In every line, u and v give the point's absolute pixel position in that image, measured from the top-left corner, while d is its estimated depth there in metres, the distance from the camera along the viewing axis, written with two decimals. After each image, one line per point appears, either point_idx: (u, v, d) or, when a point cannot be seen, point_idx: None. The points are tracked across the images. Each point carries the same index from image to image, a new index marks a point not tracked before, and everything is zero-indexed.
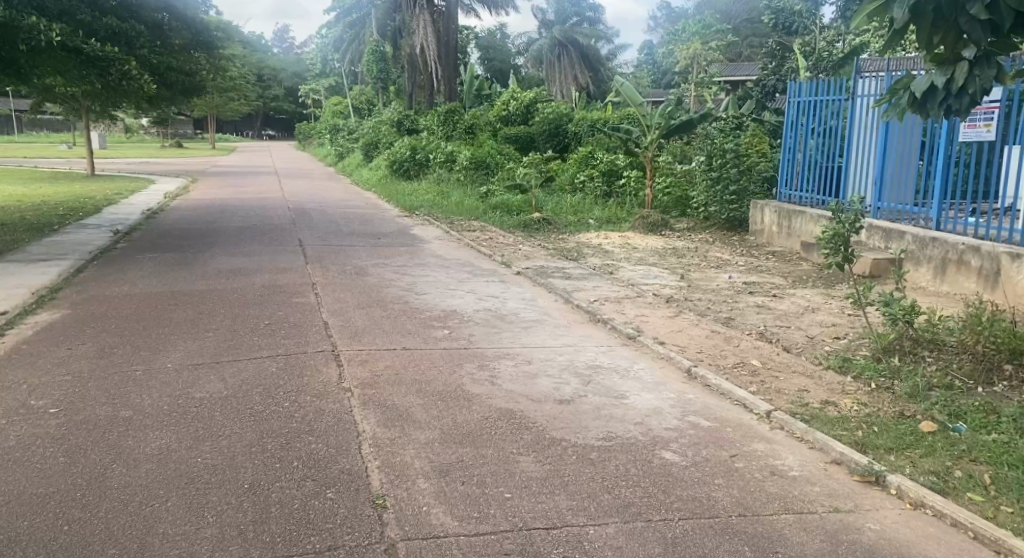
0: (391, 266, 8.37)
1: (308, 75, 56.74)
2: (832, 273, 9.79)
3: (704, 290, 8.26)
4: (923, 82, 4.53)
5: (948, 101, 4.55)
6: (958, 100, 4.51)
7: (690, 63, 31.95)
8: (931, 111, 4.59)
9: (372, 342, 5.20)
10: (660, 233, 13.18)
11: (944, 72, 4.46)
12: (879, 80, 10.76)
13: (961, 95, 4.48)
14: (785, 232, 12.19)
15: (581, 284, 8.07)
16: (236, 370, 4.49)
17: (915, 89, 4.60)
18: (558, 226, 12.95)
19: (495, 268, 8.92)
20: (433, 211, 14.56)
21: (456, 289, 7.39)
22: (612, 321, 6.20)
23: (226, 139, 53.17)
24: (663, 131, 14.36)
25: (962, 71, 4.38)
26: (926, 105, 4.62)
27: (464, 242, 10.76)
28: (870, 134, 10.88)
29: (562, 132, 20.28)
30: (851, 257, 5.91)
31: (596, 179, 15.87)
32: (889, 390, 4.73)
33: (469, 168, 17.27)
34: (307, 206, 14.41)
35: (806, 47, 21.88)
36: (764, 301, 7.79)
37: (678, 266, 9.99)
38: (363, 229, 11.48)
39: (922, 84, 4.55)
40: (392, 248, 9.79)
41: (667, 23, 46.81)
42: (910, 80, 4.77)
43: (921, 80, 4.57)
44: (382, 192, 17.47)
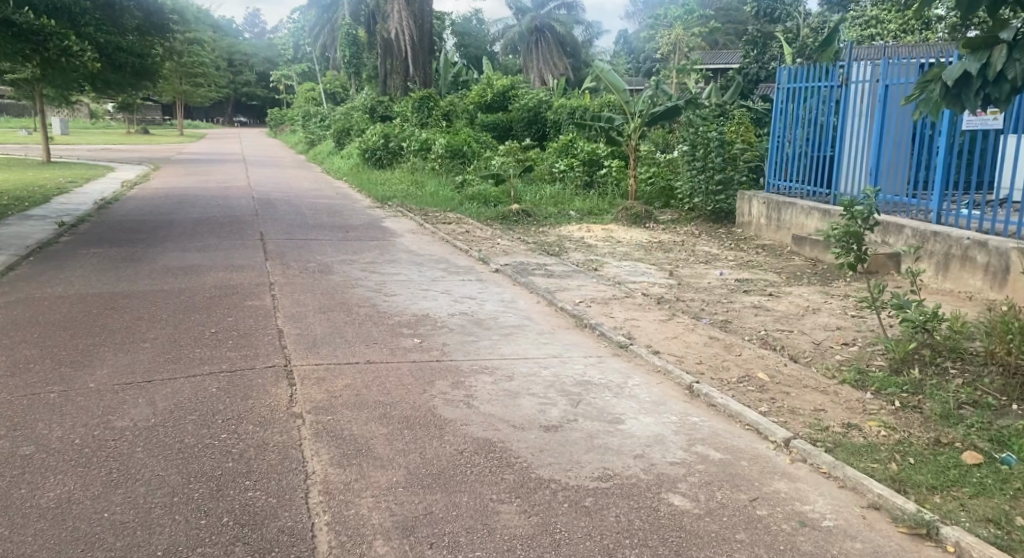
0: (359, 264, 7.75)
1: (280, 61, 55.62)
2: (827, 269, 9.28)
3: (696, 288, 7.70)
4: (957, 69, 4.09)
5: (986, 91, 4.12)
6: (997, 88, 4.08)
7: (671, 50, 31.41)
8: (968, 102, 4.14)
9: (332, 354, 4.57)
10: (644, 225, 12.64)
11: (979, 58, 4.04)
12: (871, 66, 10.20)
13: (1001, 82, 4.05)
14: (774, 225, 11.66)
15: (564, 283, 7.49)
16: (169, 391, 3.86)
17: (946, 77, 4.15)
18: (538, 218, 12.38)
19: (472, 265, 8.32)
20: (406, 201, 13.95)
21: (429, 290, 6.78)
22: (600, 327, 5.62)
23: (196, 126, 52.00)
24: (646, 119, 13.78)
25: (1001, 54, 3.99)
26: (961, 97, 4.17)
27: (439, 236, 10.15)
28: (864, 122, 10.34)
29: (541, 120, 19.68)
30: (863, 257, 5.39)
31: (576, 169, 15.29)
32: (916, 410, 4.18)
33: (445, 157, 16.62)
34: (275, 196, 13.70)
35: (790, 35, 21.39)
36: (760, 301, 7.25)
37: (665, 262, 9.45)
38: (331, 221, 10.82)
39: (955, 72, 4.11)
40: (361, 243, 9.16)
41: (646, 11, 46.24)
42: (938, 70, 4.33)
43: (953, 67, 4.13)
44: (354, 182, 16.77)
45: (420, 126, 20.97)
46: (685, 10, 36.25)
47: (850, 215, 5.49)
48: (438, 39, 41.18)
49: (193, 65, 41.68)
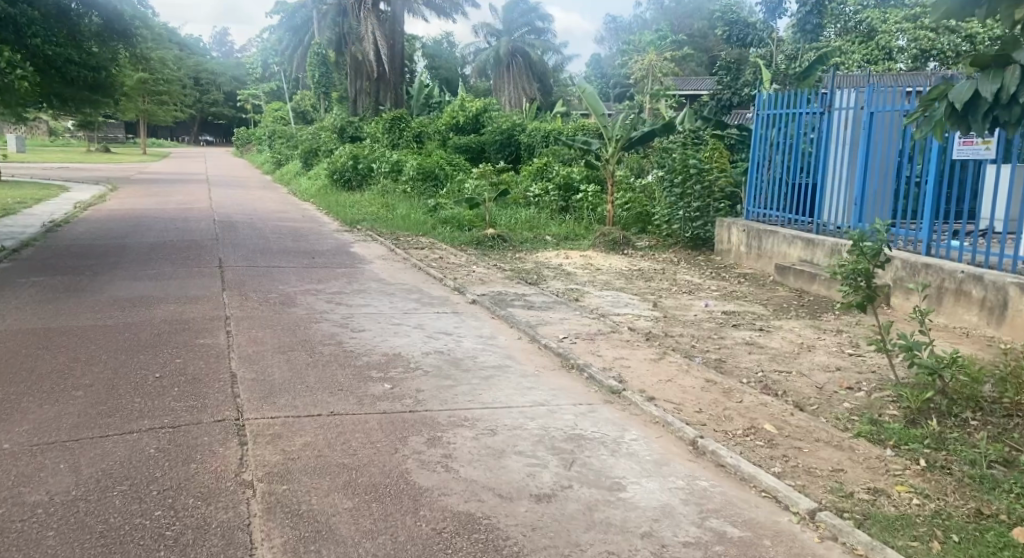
0: (325, 294, 7.22)
1: (248, 79, 54.93)
2: (816, 302, 8.91)
3: (680, 322, 7.24)
4: (966, 90, 3.87)
5: (995, 112, 3.90)
6: (1007, 111, 3.86)
7: (644, 75, 31.40)
8: (974, 124, 3.93)
9: (291, 404, 4.06)
10: (622, 252, 12.24)
11: (990, 78, 3.81)
12: (856, 92, 9.94)
13: (1012, 104, 3.83)
14: (755, 253, 11.28)
15: (545, 316, 7.02)
16: (97, 452, 3.32)
17: (953, 97, 3.93)
18: (514, 243, 11.94)
19: (446, 295, 7.83)
20: (376, 225, 13.44)
21: (400, 324, 6.27)
22: (588, 369, 5.15)
23: (160, 144, 51.02)
24: (624, 144, 13.33)
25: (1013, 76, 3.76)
26: (969, 117, 3.95)
27: (410, 263, 9.64)
28: (848, 149, 10.07)
29: (514, 142, 19.31)
30: (873, 296, 4.98)
31: (551, 193, 14.89)
32: (945, 470, 3.77)
33: (417, 180, 16.17)
34: (239, 219, 13.14)
35: (764, 60, 21.27)
36: (751, 337, 6.83)
37: (648, 292, 9.03)
38: (297, 247, 10.29)
39: (964, 92, 3.89)
40: (328, 271, 8.63)
41: (616, 37, 46.34)
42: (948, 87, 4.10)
43: (961, 87, 3.90)
44: (321, 204, 16.23)
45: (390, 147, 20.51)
46: (657, 36, 36.41)
47: (859, 249, 5.09)
48: (410, 60, 40.88)
49: (158, 82, 40.90)
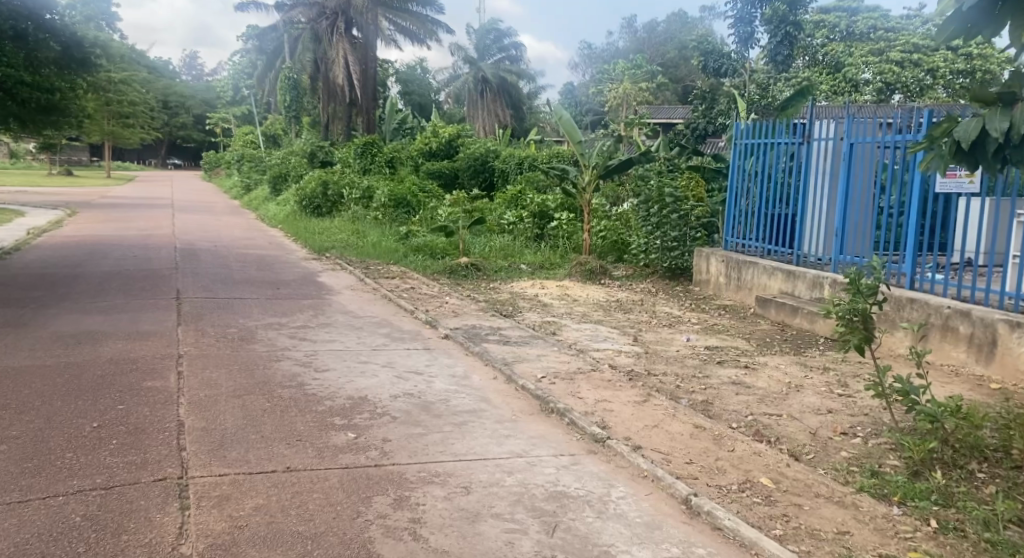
0: (288, 330, 6.83)
1: (219, 103, 54.40)
2: (798, 337, 8.65)
3: (661, 359, 6.93)
4: (974, 126, 3.88)
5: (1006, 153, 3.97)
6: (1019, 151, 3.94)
7: (619, 103, 31.41)
8: (987, 164, 4.00)
9: (243, 459, 3.71)
10: (599, 282, 11.96)
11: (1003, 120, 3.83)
12: (836, 123, 9.77)
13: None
14: (734, 284, 11.03)
15: (521, 352, 6.69)
16: (14, 524, 3.01)
17: (960, 133, 3.94)
18: (488, 272, 11.62)
19: (417, 328, 7.46)
20: (345, 252, 13.06)
21: (368, 363, 5.89)
22: (569, 414, 4.81)
23: (125, 168, 50.20)
24: (601, 172, 13.11)
25: None
26: (980, 156, 4.00)
27: (380, 294, 9.26)
28: (828, 181, 9.88)
29: (488, 169, 19.09)
30: (872, 340, 4.59)
31: (525, 221, 14.62)
32: (957, 533, 3.49)
33: (389, 206, 15.82)
34: (203, 246, 12.71)
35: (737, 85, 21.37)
36: (737, 375, 6.52)
37: (627, 325, 8.72)
38: (262, 276, 9.88)
39: (972, 129, 3.91)
40: (293, 303, 8.24)
41: (590, 66, 46.64)
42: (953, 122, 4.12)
43: (968, 124, 3.92)
44: (290, 230, 15.81)
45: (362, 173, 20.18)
46: (633, 64, 36.57)
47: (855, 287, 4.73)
48: (383, 86, 40.61)
49: (125, 104, 40.26)
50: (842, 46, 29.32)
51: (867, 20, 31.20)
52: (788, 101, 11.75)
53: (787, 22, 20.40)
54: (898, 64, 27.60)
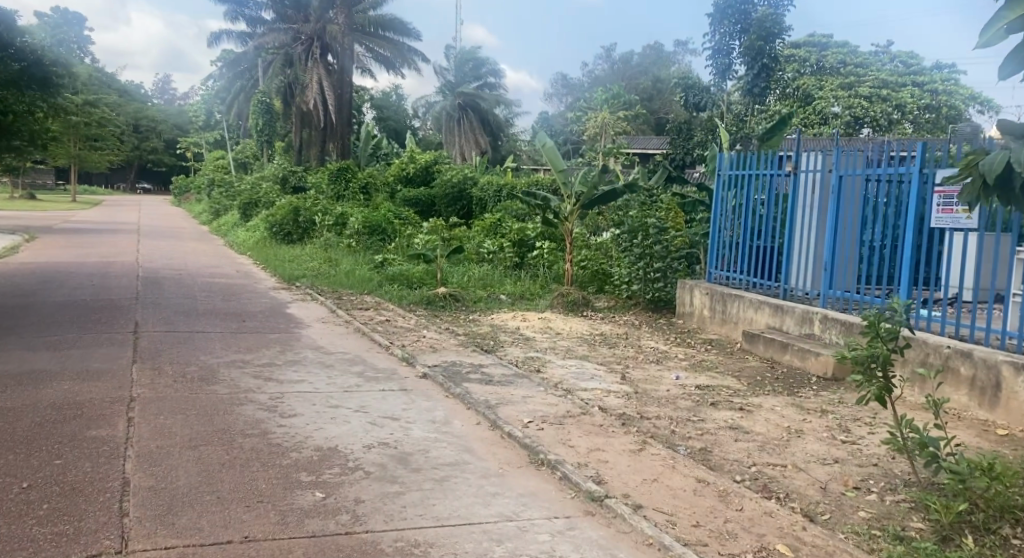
0: (253, 368, 6.35)
1: (191, 127, 53.77)
2: (791, 374, 8.28)
3: (653, 400, 6.51)
4: (999, 158, 3.56)
5: None
6: None
7: (597, 132, 31.35)
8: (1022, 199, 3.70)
9: (193, 527, 3.30)
10: (581, 314, 11.57)
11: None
12: (824, 154, 9.48)
13: None
14: (718, 318, 10.63)
15: (504, 392, 6.25)
16: None
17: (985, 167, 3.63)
18: (467, 302, 11.19)
19: (392, 365, 7.00)
20: (318, 281, 12.57)
21: (340, 406, 5.43)
22: (561, 467, 4.39)
23: (94, 192, 49.26)
24: (584, 203, 12.72)
25: None
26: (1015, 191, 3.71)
27: (353, 327, 8.79)
28: (816, 213, 9.59)
29: (466, 197, 18.75)
30: (893, 388, 4.23)
31: (505, 250, 14.23)
32: None
33: (363, 234, 15.35)
34: (167, 275, 12.17)
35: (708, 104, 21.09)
36: (734, 418, 6.13)
37: (613, 361, 8.32)
38: (227, 308, 9.39)
39: (997, 161, 3.58)
40: (259, 337, 7.75)
41: (565, 96, 46.74)
42: (981, 158, 3.82)
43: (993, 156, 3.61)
44: (259, 258, 15.28)
45: (336, 199, 19.73)
46: (610, 93, 36.42)
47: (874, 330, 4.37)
48: (358, 112, 40.23)
49: (93, 126, 39.51)
50: (814, 79, 29.80)
51: (837, 55, 31.51)
52: (771, 132, 11.41)
53: (763, 55, 18.65)
54: (867, 99, 28.58)
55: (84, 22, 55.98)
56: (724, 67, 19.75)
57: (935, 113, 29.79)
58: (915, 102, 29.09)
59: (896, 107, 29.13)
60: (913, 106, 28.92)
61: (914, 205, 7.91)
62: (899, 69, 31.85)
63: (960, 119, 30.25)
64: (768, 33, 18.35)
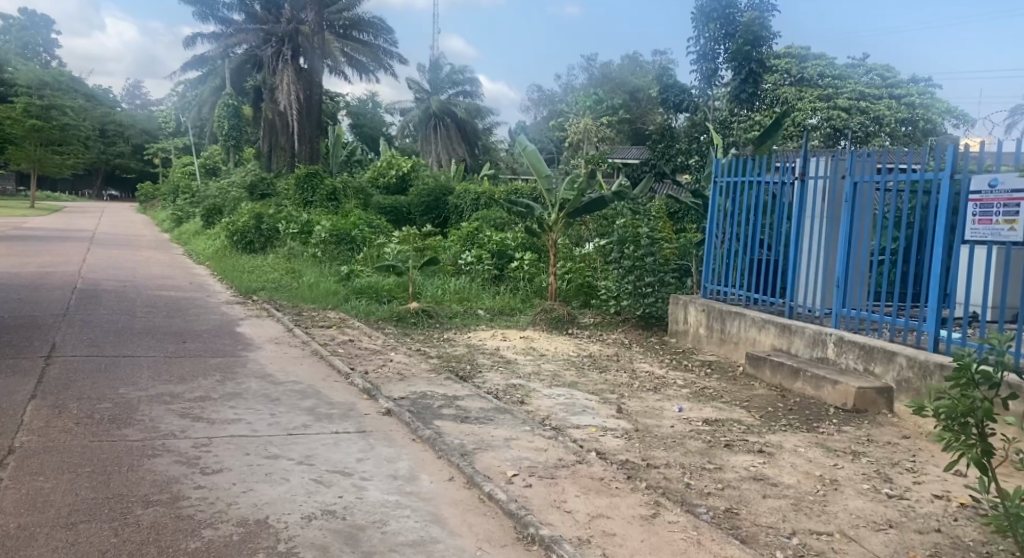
0: (180, 407, 5.30)
1: (160, 133, 52.25)
2: (806, 402, 7.32)
3: (658, 441, 5.50)
4: None
5: None
6: None
7: (578, 140, 30.53)
8: None
9: None
10: (566, 332, 10.58)
11: None
12: (834, 160, 8.56)
13: None
14: (716, 337, 9.68)
15: (484, 433, 5.25)
16: None
17: None
18: (441, 319, 10.17)
19: (352, 397, 5.98)
20: (277, 295, 11.46)
21: (281, 456, 4.42)
22: (558, 550, 3.49)
23: (54, 199, 47.41)
24: (569, 211, 11.71)
25: None
26: None
27: (310, 349, 7.71)
28: (826, 224, 8.65)
29: (443, 206, 17.85)
30: (992, 449, 3.50)
31: (484, 261, 13.19)
32: None
33: (330, 243, 14.29)
34: (109, 288, 11.05)
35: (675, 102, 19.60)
36: (755, 463, 5.15)
37: (605, 388, 7.33)
38: (169, 328, 8.29)
39: None
40: (199, 364, 6.68)
41: (542, 104, 46.01)
42: None
43: None
44: (217, 268, 14.12)
45: (303, 206, 18.57)
46: (593, 97, 35.95)
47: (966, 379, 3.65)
48: (331, 118, 39.09)
49: (54, 130, 38.04)
50: (793, 89, 29.21)
51: (815, 67, 30.99)
52: (769, 135, 10.30)
53: (751, 60, 17.18)
54: (845, 111, 28.15)
55: (49, 24, 54.29)
56: (709, 73, 18.25)
57: (912, 126, 29.53)
58: (892, 115, 28.78)
59: (874, 119, 28.72)
60: (889, 119, 28.61)
61: (941, 216, 6.97)
62: (876, 83, 31.59)
63: (936, 132, 29.95)
64: (756, 37, 16.88)
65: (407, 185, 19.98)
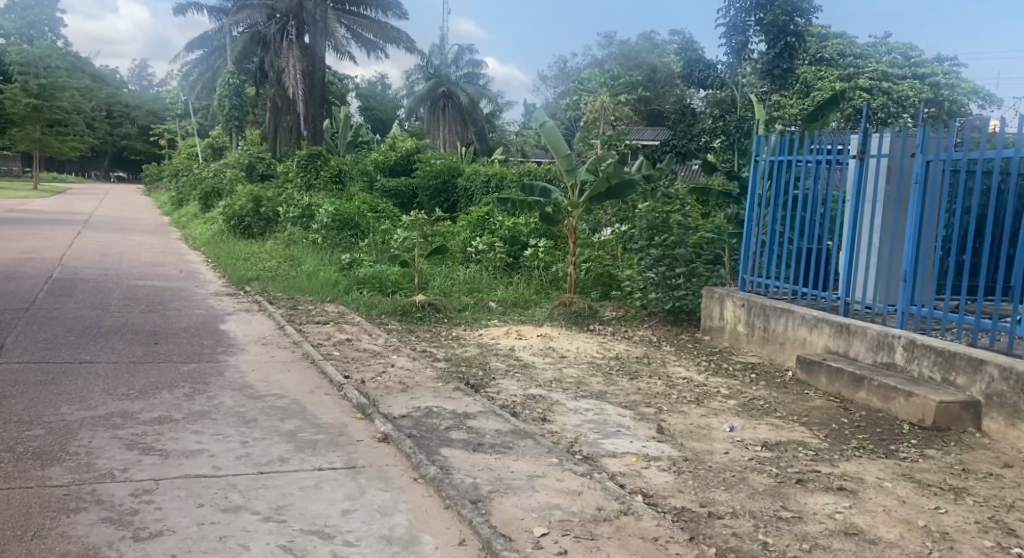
0: (132, 433, 4.34)
1: (165, 115, 51.34)
2: (874, 417, 6.29)
3: (714, 476, 4.52)
4: None
5: None
6: None
7: (594, 119, 29.57)
8: None
9: None
10: (587, 327, 9.58)
11: None
12: (904, 134, 7.35)
13: None
14: (759, 336, 8.62)
15: (504, 467, 4.26)
16: None
17: None
18: (449, 313, 9.18)
19: (344, 415, 4.99)
20: (270, 284, 10.51)
21: (241, 510, 3.45)
22: None
23: (57, 180, 46.61)
24: (592, 195, 10.64)
25: None
26: None
27: (300, 351, 6.71)
28: (890, 209, 7.50)
29: (451, 188, 16.89)
30: None
31: (497, 248, 12.18)
32: None
33: (331, 227, 13.32)
34: (88, 277, 10.10)
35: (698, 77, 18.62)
36: (840, 507, 4.13)
37: (639, 401, 6.33)
38: (143, 325, 7.32)
39: None
40: (165, 372, 5.70)
41: (553, 84, 44.92)
42: None
43: None
44: (211, 255, 13.17)
45: (304, 188, 17.59)
46: (609, 76, 35.43)
47: None
48: (339, 99, 38.03)
49: (55, 110, 37.08)
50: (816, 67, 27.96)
51: (836, 46, 29.53)
52: (821, 110, 9.06)
53: (786, 33, 15.92)
54: (867, 91, 26.93)
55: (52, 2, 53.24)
56: (739, 46, 16.63)
57: (937, 107, 28.26)
58: (917, 96, 27.46)
59: (898, 100, 27.44)
60: (914, 99, 27.18)
61: None
62: (899, 62, 30.26)
63: (962, 114, 28.65)
64: (795, 8, 15.67)
65: (412, 167, 18.92)
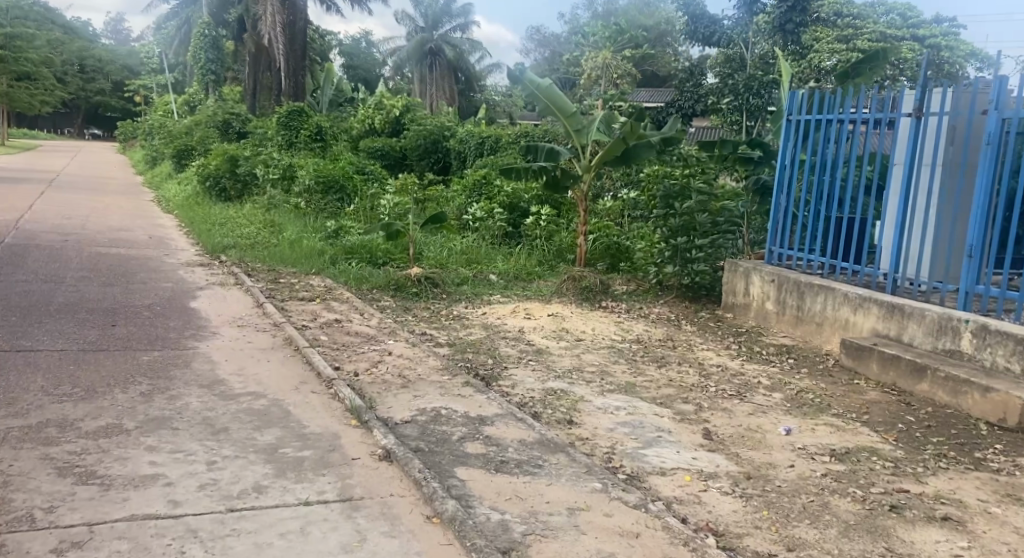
0: (69, 452, 3.44)
1: (141, 70, 49.65)
2: (944, 415, 5.48)
3: (790, 503, 3.69)
4: None
5: None
6: None
7: (595, 76, 28.60)
8: None
9: None
10: (598, 304, 8.69)
11: None
12: (967, 90, 6.41)
13: None
14: (791, 315, 7.77)
15: (537, 494, 3.41)
16: None
17: None
18: (447, 288, 8.28)
19: (334, 423, 4.09)
20: (248, 254, 9.55)
21: None
22: None
23: (29, 136, 45.01)
24: (603, 159, 9.66)
25: None
26: None
27: (281, 335, 5.81)
28: (948, 176, 6.56)
29: (443, 149, 15.91)
30: None
31: (495, 215, 11.23)
32: None
33: (315, 191, 12.34)
34: (46, 243, 9.11)
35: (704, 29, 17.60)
36: (955, 549, 3.36)
37: (673, 395, 5.46)
38: (100, 302, 6.36)
39: None
40: (119, 363, 4.78)
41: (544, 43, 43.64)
42: None
43: None
44: (185, 219, 12.17)
45: (285, 148, 16.55)
46: (612, 29, 34.14)
47: None
48: (320, 55, 36.64)
49: (24, 63, 35.55)
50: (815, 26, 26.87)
51: (835, 4, 28.17)
52: (862, 64, 8.07)
53: None
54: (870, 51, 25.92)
55: None
56: None
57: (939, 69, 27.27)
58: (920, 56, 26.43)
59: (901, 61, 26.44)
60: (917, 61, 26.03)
61: None
62: (898, 22, 29.18)
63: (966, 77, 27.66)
64: None
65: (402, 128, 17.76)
